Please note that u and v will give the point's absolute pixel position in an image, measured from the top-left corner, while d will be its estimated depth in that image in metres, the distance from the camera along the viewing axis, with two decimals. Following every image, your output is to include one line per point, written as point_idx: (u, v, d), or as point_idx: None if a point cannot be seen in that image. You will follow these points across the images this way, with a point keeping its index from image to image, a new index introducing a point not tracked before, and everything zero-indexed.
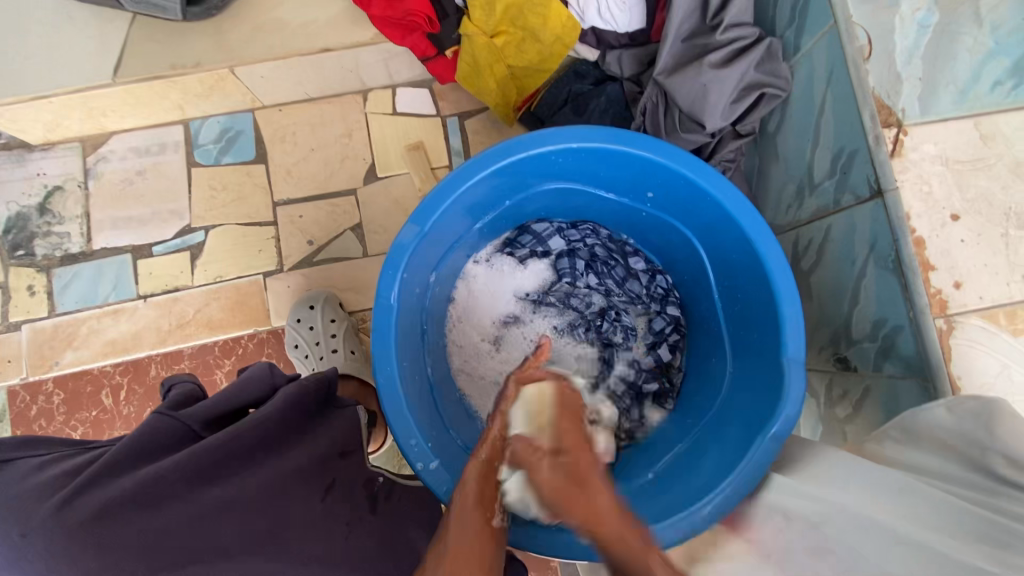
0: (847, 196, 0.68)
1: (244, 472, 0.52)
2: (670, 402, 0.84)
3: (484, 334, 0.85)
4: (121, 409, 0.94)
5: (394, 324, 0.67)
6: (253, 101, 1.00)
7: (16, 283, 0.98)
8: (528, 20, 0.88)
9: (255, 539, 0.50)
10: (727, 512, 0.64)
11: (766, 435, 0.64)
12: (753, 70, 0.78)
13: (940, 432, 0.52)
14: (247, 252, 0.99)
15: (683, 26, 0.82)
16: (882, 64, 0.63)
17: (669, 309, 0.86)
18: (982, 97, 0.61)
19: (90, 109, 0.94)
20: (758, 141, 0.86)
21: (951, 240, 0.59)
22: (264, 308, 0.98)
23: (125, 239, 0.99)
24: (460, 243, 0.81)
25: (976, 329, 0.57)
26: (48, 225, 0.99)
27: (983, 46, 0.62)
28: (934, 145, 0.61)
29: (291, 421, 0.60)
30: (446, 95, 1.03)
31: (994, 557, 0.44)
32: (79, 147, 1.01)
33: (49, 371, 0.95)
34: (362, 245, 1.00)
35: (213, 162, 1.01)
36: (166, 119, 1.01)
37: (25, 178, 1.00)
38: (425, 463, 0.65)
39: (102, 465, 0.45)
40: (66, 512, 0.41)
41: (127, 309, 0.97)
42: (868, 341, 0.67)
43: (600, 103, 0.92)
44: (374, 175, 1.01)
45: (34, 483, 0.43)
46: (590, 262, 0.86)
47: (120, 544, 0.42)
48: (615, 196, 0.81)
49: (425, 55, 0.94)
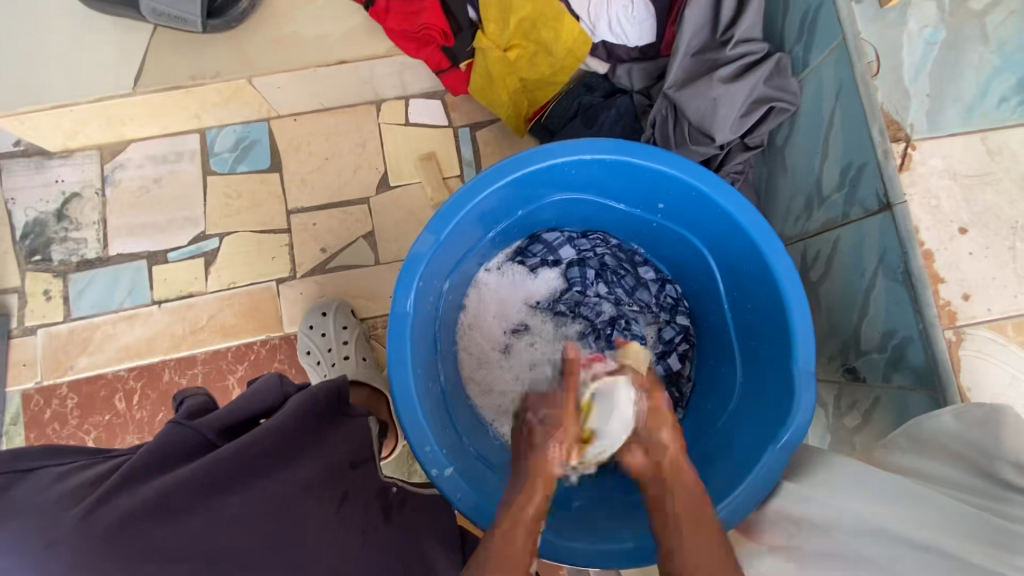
0: (856, 209, 0.69)
1: (259, 481, 0.53)
2: (679, 411, 0.85)
3: (494, 343, 0.86)
4: (134, 414, 0.95)
5: (409, 331, 0.68)
6: (268, 111, 1.02)
7: (32, 288, 0.99)
8: (541, 34, 0.90)
9: (273, 545, 0.50)
10: (739, 520, 0.65)
11: (775, 445, 0.65)
12: (762, 85, 0.80)
13: (948, 441, 0.53)
14: (261, 259, 1.00)
15: (693, 42, 0.84)
16: (890, 80, 0.64)
17: (678, 319, 0.88)
18: (989, 113, 0.62)
19: (109, 118, 0.96)
20: (767, 153, 0.87)
21: (959, 253, 0.60)
22: (277, 315, 0.99)
23: (140, 245, 1.01)
24: (474, 252, 0.82)
25: (985, 340, 0.58)
26: (65, 231, 1.00)
27: (990, 63, 0.63)
28: (942, 159, 0.62)
29: (304, 433, 0.61)
30: (459, 106, 1.04)
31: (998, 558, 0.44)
32: (97, 155, 1.02)
33: (63, 375, 0.96)
34: (375, 253, 1.01)
35: (228, 170, 1.02)
36: (183, 128, 1.02)
37: (43, 185, 1.01)
38: (439, 470, 0.66)
39: (122, 475, 0.45)
40: (91, 519, 0.42)
41: (142, 314, 0.98)
42: (878, 352, 0.68)
43: (610, 115, 0.93)
44: (386, 183, 1.03)
45: (58, 491, 0.43)
46: (600, 272, 0.88)
47: (142, 553, 0.43)
48: (625, 207, 0.83)
49: (439, 67, 0.96)
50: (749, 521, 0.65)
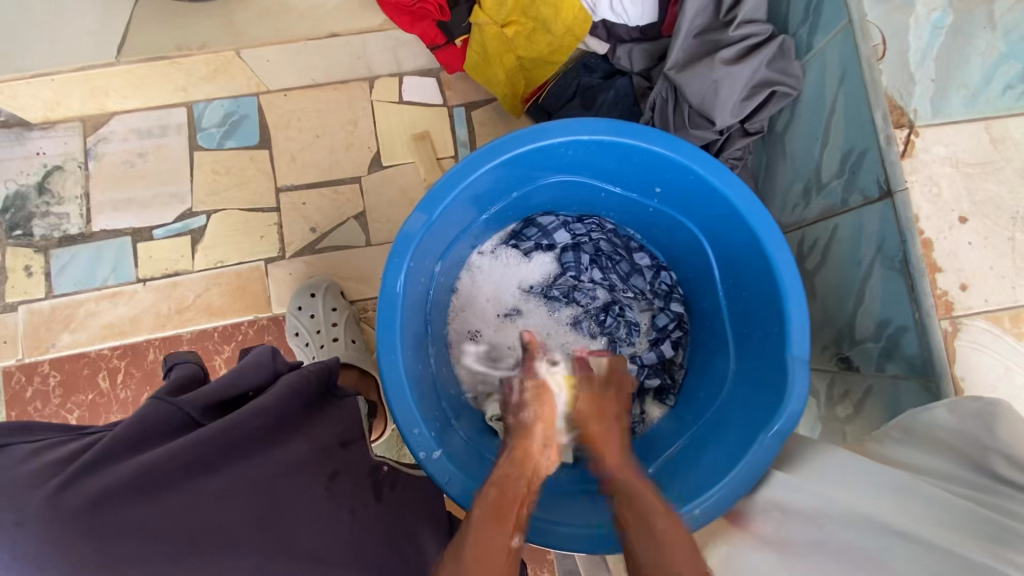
0: (855, 196, 0.68)
1: (243, 460, 0.51)
2: (671, 398, 0.85)
3: (486, 325, 0.85)
4: (117, 393, 0.93)
5: (399, 315, 0.66)
6: (258, 85, 0.99)
7: (13, 264, 0.96)
8: (540, 10, 0.87)
9: (254, 530, 0.48)
10: (728, 507, 0.64)
11: (768, 432, 0.65)
12: (764, 67, 0.78)
13: (945, 435, 0.53)
14: (249, 238, 0.98)
15: (696, 21, 0.82)
16: (895, 65, 0.63)
17: (673, 306, 0.86)
18: (993, 100, 0.61)
19: (92, 88, 0.93)
20: (766, 139, 0.86)
21: (958, 242, 0.59)
22: (265, 295, 0.97)
23: (124, 221, 0.98)
24: (467, 234, 0.80)
25: (981, 331, 0.58)
26: (47, 205, 0.98)
27: (995, 49, 0.62)
28: (944, 147, 0.61)
29: (287, 413, 0.58)
30: (454, 84, 1.02)
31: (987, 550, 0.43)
32: (79, 127, 0.99)
33: (45, 352, 0.94)
34: (366, 234, 0.99)
35: (215, 146, 1.00)
36: (169, 101, 0.99)
37: (24, 157, 0.98)
38: (427, 452, 0.65)
39: (99, 451, 0.43)
40: (62, 499, 0.40)
41: (126, 292, 0.96)
42: (872, 341, 0.67)
43: (610, 96, 0.92)
44: (379, 163, 1.01)
45: (30, 467, 0.41)
46: (595, 257, 0.87)
47: (116, 533, 0.41)
48: (622, 190, 0.81)
49: (435, 43, 0.92)
50: (739, 510, 0.65)
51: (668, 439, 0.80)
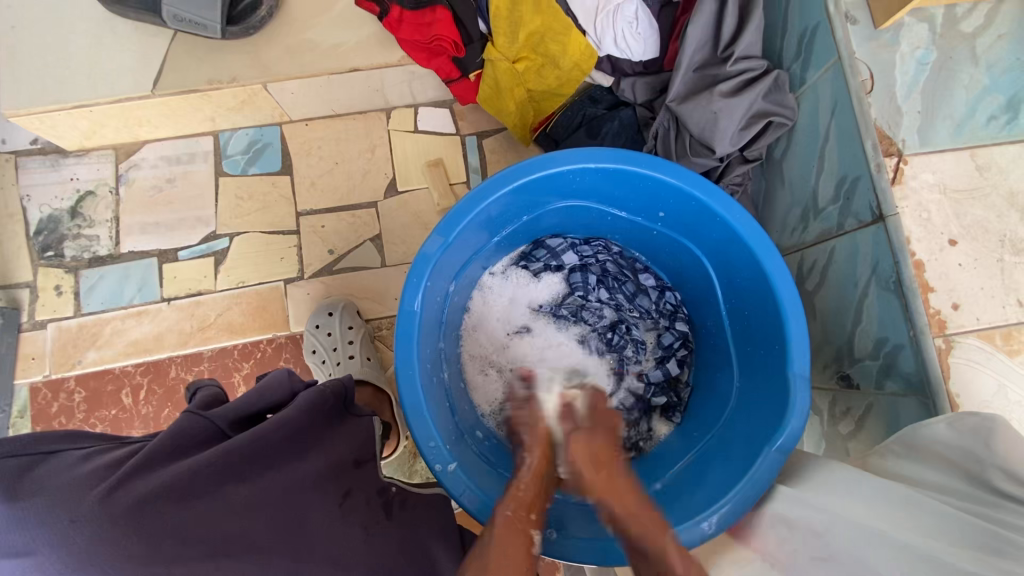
0: (850, 220, 0.71)
1: (270, 471, 0.53)
2: (677, 415, 0.88)
3: (495, 345, 0.88)
4: (140, 409, 0.97)
5: (417, 330, 0.70)
6: (281, 115, 1.04)
7: (44, 283, 1.01)
8: (548, 47, 0.93)
9: (279, 535, 0.51)
10: (738, 518, 0.66)
11: (773, 446, 0.67)
12: (760, 100, 0.83)
13: (943, 448, 0.55)
14: (269, 259, 1.02)
15: (696, 57, 0.86)
16: (883, 98, 0.67)
17: (677, 325, 0.90)
18: (978, 130, 0.65)
19: (126, 118, 0.98)
20: (764, 166, 0.90)
21: (949, 264, 0.62)
22: (284, 314, 1.01)
23: (151, 243, 1.03)
24: (479, 255, 0.84)
25: (974, 348, 0.61)
26: (78, 228, 1.02)
27: (979, 83, 0.66)
28: (932, 174, 0.65)
29: (310, 427, 0.61)
30: (466, 115, 1.08)
31: (993, 564, 0.45)
32: (112, 154, 1.05)
33: (72, 369, 0.98)
34: (381, 256, 1.03)
35: (240, 172, 1.05)
36: (197, 130, 1.05)
37: (58, 182, 1.03)
38: (443, 464, 0.68)
39: (142, 458, 0.45)
40: (112, 500, 0.42)
41: (151, 311, 1.00)
42: (871, 359, 0.70)
43: (613, 127, 0.97)
44: (394, 188, 1.05)
45: (82, 471, 0.43)
46: (601, 278, 0.90)
47: (160, 534, 0.43)
48: (627, 215, 0.85)
49: (450, 78, 0.98)
50: (744, 522, 0.67)
51: (676, 455, 0.83)
